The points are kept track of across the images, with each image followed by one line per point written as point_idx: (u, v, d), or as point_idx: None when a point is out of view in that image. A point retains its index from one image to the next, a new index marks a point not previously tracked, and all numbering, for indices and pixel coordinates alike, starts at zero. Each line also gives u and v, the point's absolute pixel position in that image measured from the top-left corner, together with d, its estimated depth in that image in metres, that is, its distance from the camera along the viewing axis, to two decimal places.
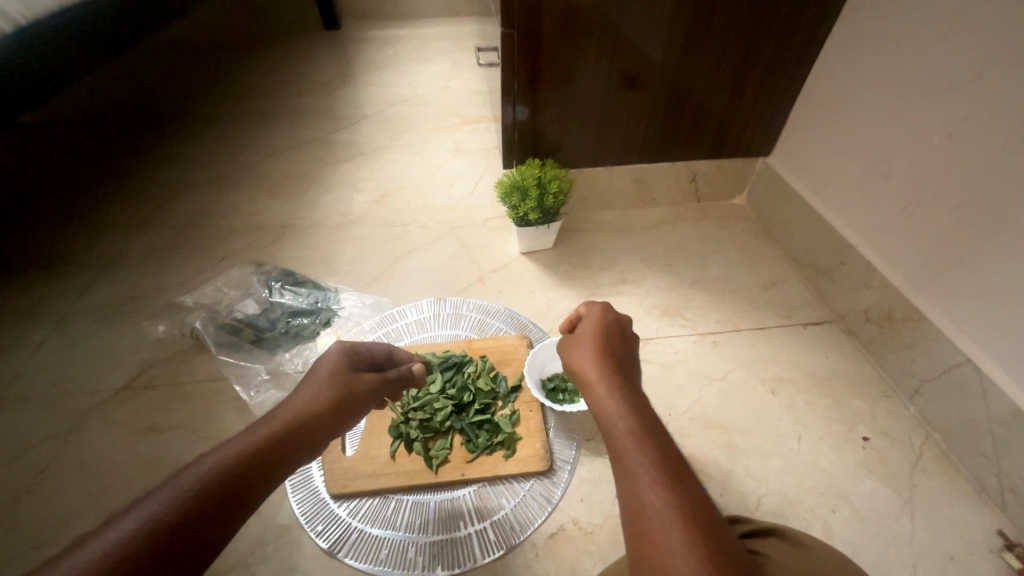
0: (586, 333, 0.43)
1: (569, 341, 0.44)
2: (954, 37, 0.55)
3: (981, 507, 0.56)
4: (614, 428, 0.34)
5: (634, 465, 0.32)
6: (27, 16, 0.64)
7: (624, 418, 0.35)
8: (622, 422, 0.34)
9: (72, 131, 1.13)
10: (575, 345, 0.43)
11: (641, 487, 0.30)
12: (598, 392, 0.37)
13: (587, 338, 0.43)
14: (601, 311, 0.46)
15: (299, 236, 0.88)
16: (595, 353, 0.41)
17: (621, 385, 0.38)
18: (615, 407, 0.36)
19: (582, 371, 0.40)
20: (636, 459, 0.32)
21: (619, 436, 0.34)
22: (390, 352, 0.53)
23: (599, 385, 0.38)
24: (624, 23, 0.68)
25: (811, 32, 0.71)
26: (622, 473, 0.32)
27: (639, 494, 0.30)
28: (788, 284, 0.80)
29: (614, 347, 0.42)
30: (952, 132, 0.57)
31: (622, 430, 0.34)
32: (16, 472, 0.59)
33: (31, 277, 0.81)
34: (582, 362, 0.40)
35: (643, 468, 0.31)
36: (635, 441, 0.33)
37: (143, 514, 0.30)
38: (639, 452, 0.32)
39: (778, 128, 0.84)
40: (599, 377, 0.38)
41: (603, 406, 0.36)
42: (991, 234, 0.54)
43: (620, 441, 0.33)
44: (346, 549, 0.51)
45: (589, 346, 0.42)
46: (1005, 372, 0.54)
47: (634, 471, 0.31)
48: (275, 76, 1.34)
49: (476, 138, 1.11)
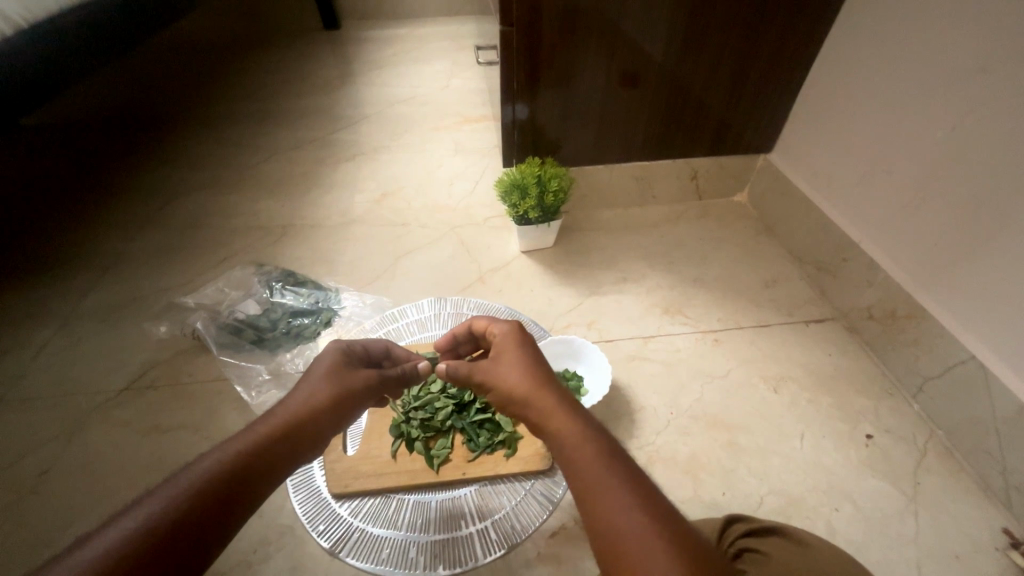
0: (517, 352, 0.41)
1: (497, 361, 0.41)
2: (956, 32, 0.55)
3: (987, 506, 0.55)
4: (578, 453, 0.33)
5: (606, 489, 0.31)
6: (27, 18, 0.65)
7: (587, 442, 0.33)
8: (586, 444, 0.33)
9: (73, 132, 1.13)
10: (507, 365, 0.40)
11: (617, 511, 0.29)
12: (552, 416, 0.35)
13: (520, 357, 0.40)
14: (523, 329, 0.44)
15: (300, 236, 0.89)
16: (534, 371, 0.39)
17: (571, 405, 0.36)
18: (574, 430, 0.34)
19: (527, 395, 0.37)
20: (606, 481, 0.31)
21: (582, 463, 0.32)
22: (391, 348, 0.53)
23: (553, 410, 0.36)
24: (623, 21, 0.67)
25: (812, 27, 0.71)
26: (592, 499, 0.31)
27: (615, 518, 0.29)
28: (791, 282, 0.80)
29: (545, 365, 0.40)
30: (955, 128, 0.56)
31: (588, 454, 0.32)
32: (19, 472, 0.59)
33: (34, 279, 0.82)
34: (523, 384, 0.38)
35: (615, 492, 0.30)
36: (602, 464, 0.32)
37: (145, 513, 0.30)
38: (608, 475, 0.31)
39: (780, 124, 0.83)
40: (550, 400, 0.36)
41: (562, 431, 0.34)
42: (994, 230, 0.53)
43: (586, 467, 0.32)
44: (348, 549, 0.51)
45: (522, 367, 0.39)
46: (1010, 369, 0.54)
47: (604, 496, 0.30)
48: (276, 77, 1.34)
49: (476, 137, 1.11)
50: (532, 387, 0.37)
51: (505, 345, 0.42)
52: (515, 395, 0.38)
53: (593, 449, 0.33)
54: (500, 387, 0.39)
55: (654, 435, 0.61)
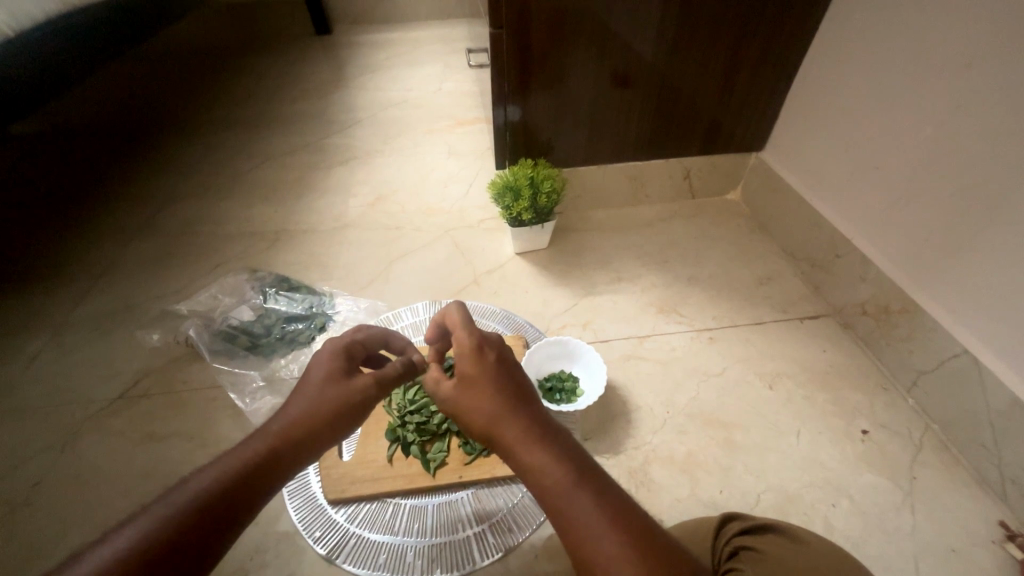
0: (476, 372, 0.37)
1: (458, 390, 0.37)
2: (943, 29, 0.55)
3: (982, 498, 0.56)
4: (547, 488, 0.31)
5: (579, 518, 0.30)
6: (12, 25, 0.64)
7: (555, 471, 0.31)
8: (552, 479, 0.31)
9: (64, 139, 1.13)
10: (468, 396, 0.36)
11: (592, 542, 0.29)
12: (518, 448, 0.33)
13: (479, 378, 0.36)
14: (480, 339, 0.38)
15: (294, 241, 0.88)
16: (497, 399, 0.35)
17: (538, 429, 0.34)
18: (540, 459, 0.32)
19: (491, 429, 0.34)
20: (579, 515, 0.30)
21: (553, 493, 0.31)
22: (389, 338, 0.50)
23: (517, 442, 0.33)
24: (614, 22, 0.68)
25: (801, 25, 0.71)
26: (568, 532, 0.30)
27: (593, 550, 0.29)
28: (785, 279, 0.80)
29: (509, 381, 0.37)
30: (943, 124, 0.57)
31: (555, 485, 0.31)
32: (13, 483, 0.59)
33: (26, 288, 0.81)
34: (487, 416, 0.35)
35: (589, 520, 0.29)
36: (571, 493, 0.30)
37: (140, 528, 0.29)
38: (578, 503, 0.30)
39: (771, 123, 0.84)
40: (515, 431, 0.33)
41: (529, 467, 0.32)
42: (986, 224, 0.54)
43: (556, 500, 0.31)
44: (345, 555, 0.51)
45: (484, 392, 0.36)
46: (1003, 362, 0.54)
47: (578, 528, 0.29)
48: (268, 82, 1.34)
49: (469, 139, 1.11)
50: (495, 418, 0.34)
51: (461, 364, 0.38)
52: (480, 430, 0.35)
53: (562, 481, 0.31)
54: (467, 419, 0.36)
55: (651, 434, 0.61)
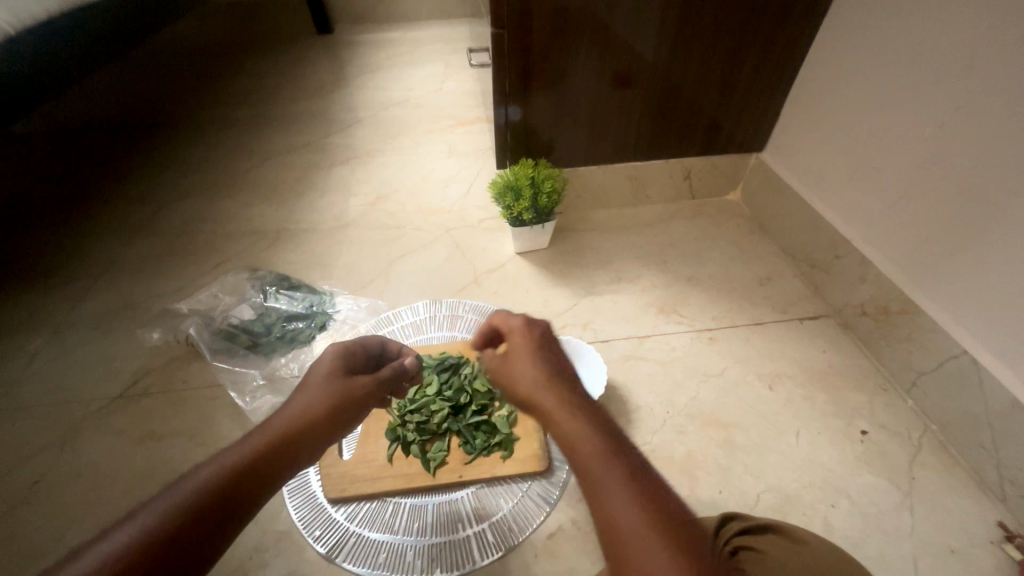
0: (524, 346, 0.38)
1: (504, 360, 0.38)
2: (944, 31, 0.55)
3: (981, 498, 0.56)
4: (580, 457, 0.30)
5: (609, 489, 0.29)
6: (13, 23, 0.64)
7: (591, 441, 0.31)
8: (587, 448, 0.30)
9: (65, 137, 1.13)
10: (516, 366, 0.37)
11: (621, 514, 0.28)
12: (556, 416, 0.33)
13: (527, 351, 0.38)
14: (530, 320, 0.41)
15: (294, 240, 0.88)
16: (542, 371, 0.36)
17: (578, 402, 0.34)
18: (578, 428, 0.32)
19: (530, 396, 0.35)
20: (612, 484, 0.29)
21: (586, 459, 0.30)
22: (386, 343, 0.52)
23: (555, 410, 0.33)
24: (614, 22, 0.68)
25: (802, 26, 0.71)
26: (598, 505, 0.29)
27: (621, 526, 0.28)
28: (785, 279, 0.80)
29: (555, 359, 0.38)
30: (944, 125, 0.57)
31: (590, 453, 0.30)
32: (13, 481, 0.59)
33: (27, 286, 0.81)
34: (530, 384, 0.35)
35: (620, 492, 0.29)
36: (605, 463, 0.30)
37: (139, 525, 0.29)
38: (611, 474, 0.29)
39: (772, 123, 0.84)
40: (555, 400, 0.34)
41: (564, 435, 0.31)
42: (985, 225, 0.54)
43: (589, 469, 0.30)
44: (345, 553, 0.51)
45: (529, 364, 0.37)
46: (1002, 363, 0.54)
47: (608, 500, 0.29)
48: (269, 81, 1.34)
49: (470, 138, 1.11)
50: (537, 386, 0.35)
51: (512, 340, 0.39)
52: (521, 398, 0.36)
53: (597, 452, 0.30)
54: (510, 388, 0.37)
55: (651, 434, 0.61)
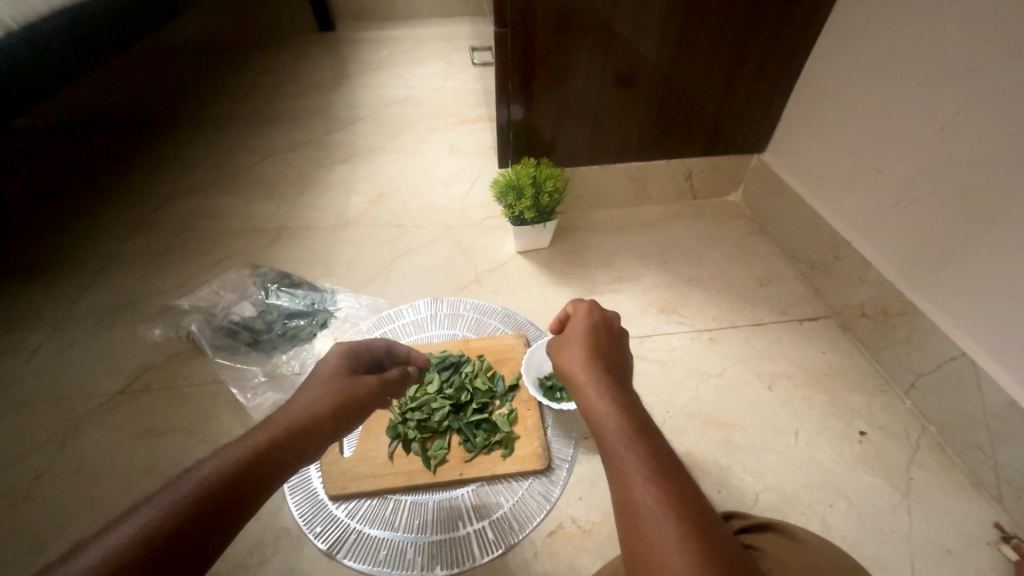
0: (577, 331, 0.42)
1: (557, 340, 0.43)
2: (945, 34, 0.55)
3: (977, 499, 0.56)
4: (606, 428, 0.33)
5: (626, 463, 0.31)
6: (18, 19, 0.65)
7: (615, 418, 0.34)
8: (614, 422, 0.33)
9: (67, 133, 1.13)
10: (564, 347, 0.41)
11: (634, 486, 0.30)
12: (592, 392, 0.36)
13: (579, 336, 0.42)
14: (590, 309, 0.44)
15: (296, 237, 0.88)
16: (583, 352, 0.39)
17: (613, 383, 0.37)
18: (606, 405, 0.35)
19: (572, 371, 0.39)
20: (630, 458, 0.31)
21: (609, 434, 0.33)
22: (389, 342, 0.52)
23: (591, 386, 0.36)
24: (617, 22, 0.68)
25: (804, 28, 0.71)
26: (616, 473, 0.31)
27: (634, 494, 0.30)
28: (784, 280, 0.81)
29: (605, 345, 0.41)
30: (945, 127, 0.57)
31: (614, 427, 0.33)
32: (14, 476, 0.59)
33: (28, 281, 0.81)
34: (572, 362, 0.39)
35: (636, 467, 0.31)
36: (624, 438, 0.32)
37: (145, 518, 0.30)
38: (628, 449, 0.32)
39: (772, 125, 0.84)
40: (593, 378, 0.37)
41: (597, 408, 0.35)
42: (983, 228, 0.54)
43: (611, 442, 0.32)
44: (345, 550, 0.51)
45: (578, 344, 0.40)
46: (1000, 365, 0.54)
47: (625, 472, 0.31)
48: (270, 78, 1.34)
49: (472, 138, 1.11)
50: (580, 364, 0.38)
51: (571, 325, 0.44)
52: (565, 373, 0.39)
53: (621, 428, 0.33)
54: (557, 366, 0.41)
55: None
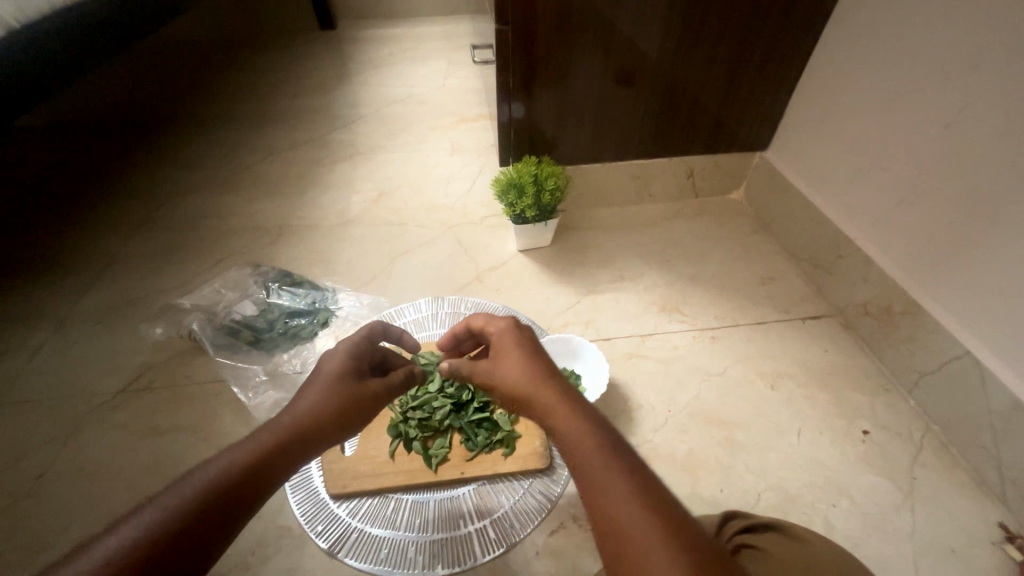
0: (515, 347, 0.40)
1: (495, 360, 0.40)
2: (949, 31, 0.55)
3: (981, 499, 0.56)
4: (578, 450, 0.32)
5: (603, 481, 0.30)
6: (19, 17, 0.65)
7: (585, 436, 0.33)
8: (582, 441, 0.32)
9: (69, 132, 1.13)
10: (507, 367, 0.39)
11: (614, 504, 0.29)
12: (557, 412, 0.35)
13: (518, 352, 0.40)
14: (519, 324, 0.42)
15: (297, 236, 0.88)
16: (533, 368, 0.38)
17: (573, 399, 0.35)
18: (573, 424, 0.33)
19: (526, 393, 0.37)
20: (604, 477, 0.30)
21: (579, 454, 0.32)
22: (390, 330, 0.52)
23: (553, 406, 0.35)
24: (618, 19, 0.67)
25: (807, 24, 0.71)
26: (593, 492, 0.30)
27: (618, 513, 0.29)
28: (787, 279, 0.80)
29: (548, 359, 0.39)
30: (949, 124, 0.56)
31: (583, 447, 0.32)
32: (16, 475, 0.59)
33: (30, 280, 0.82)
34: (521, 383, 0.37)
35: (613, 484, 0.30)
36: (598, 455, 0.31)
37: (147, 520, 0.30)
38: (603, 466, 0.31)
39: (775, 123, 0.84)
40: (554, 396, 0.36)
41: (564, 428, 0.34)
42: (988, 226, 0.54)
43: (584, 462, 0.32)
44: (346, 549, 0.51)
45: (523, 362, 0.38)
46: (1004, 364, 0.54)
47: (602, 491, 0.30)
48: (272, 77, 1.34)
49: (473, 136, 1.11)
50: (531, 383, 0.37)
51: (502, 343, 0.41)
52: (518, 395, 0.37)
53: (597, 445, 0.32)
54: (504, 390, 0.39)
55: (652, 433, 0.61)
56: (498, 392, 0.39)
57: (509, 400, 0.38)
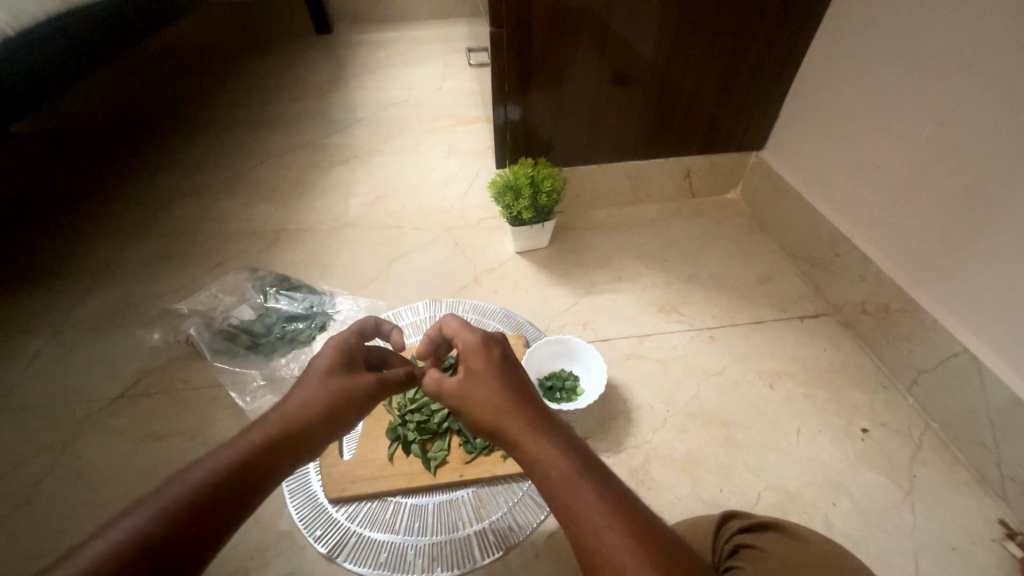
0: (483, 366, 0.39)
1: (465, 381, 0.39)
2: (941, 30, 0.55)
3: (981, 497, 0.56)
4: (552, 476, 0.32)
5: (579, 505, 0.30)
6: (13, 25, 0.64)
7: (558, 459, 0.32)
8: (556, 464, 0.32)
9: (64, 139, 1.13)
10: (477, 387, 0.38)
11: (591, 528, 0.29)
12: (527, 437, 0.34)
13: (487, 372, 0.39)
14: (487, 339, 0.41)
15: (294, 240, 0.88)
16: (504, 389, 0.37)
17: (545, 421, 0.35)
18: (546, 448, 0.33)
19: (498, 416, 0.36)
20: (580, 500, 0.30)
21: (553, 479, 0.32)
22: (382, 325, 0.52)
23: (525, 429, 0.35)
24: (613, 21, 0.68)
25: (802, 24, 0.71)
26: (569, 518, 0.30)
27: (593, 538, 0.29)
28: (784, 278, 0.80)
29: (518, 378, 0.39)
30: (945, 122, 0.57)
31: (557, 472, 0.32)
32: (14, 482, 0.59)
33: (27, 287, 0.81)
34: (493, 406, 0.37)
35: (589, 507, 0.30)
36: (572, 478, 0.31)
37: (136, 522, 0.29)
38: (578, 488, 0.31)
39: (771, 122, 0.84)
40: (524, 420, 0.35)
41: (536, 452, 0.33)
42: (984, 224, 0.54)
43: (558, 488, 0.31)
44: (345, 553, 0.50)
45: (490, 385, 0.38)
46: (1003, 361, 0.54)
47: (578, 515, 0.30)
48: (269, 81, 1.34)
49: (470, 138, 1.11)
50: (503, 406, 0.36)
51: (468, 363, 0.40)
52: (487, 419, 0.37)
53: (571, 470, 0.32)
54: (474, 412, 0.38)
55: (651, 433, 0.61)
56: (468, 414, 0.38)
57: (478, 423, 0.38)
